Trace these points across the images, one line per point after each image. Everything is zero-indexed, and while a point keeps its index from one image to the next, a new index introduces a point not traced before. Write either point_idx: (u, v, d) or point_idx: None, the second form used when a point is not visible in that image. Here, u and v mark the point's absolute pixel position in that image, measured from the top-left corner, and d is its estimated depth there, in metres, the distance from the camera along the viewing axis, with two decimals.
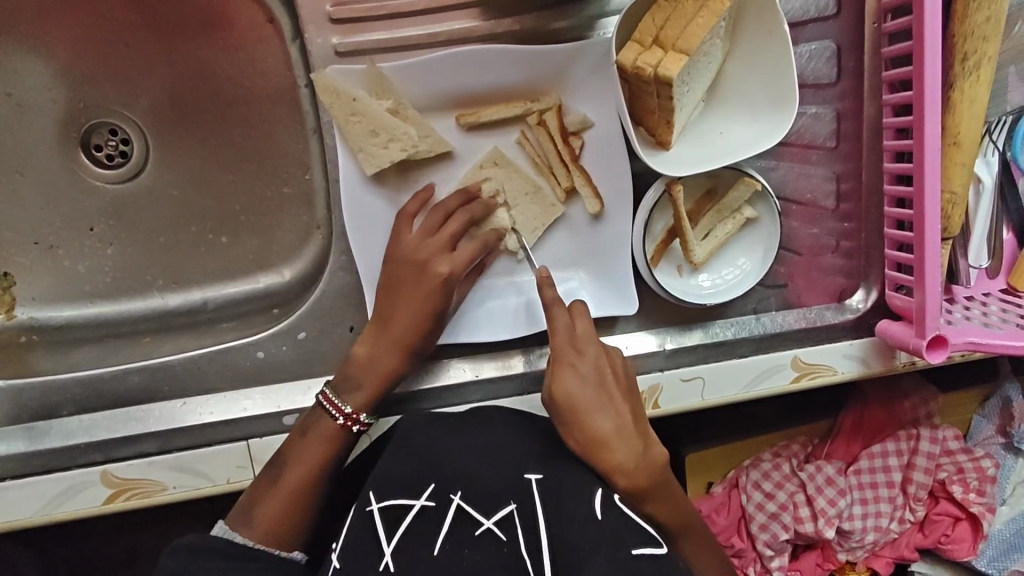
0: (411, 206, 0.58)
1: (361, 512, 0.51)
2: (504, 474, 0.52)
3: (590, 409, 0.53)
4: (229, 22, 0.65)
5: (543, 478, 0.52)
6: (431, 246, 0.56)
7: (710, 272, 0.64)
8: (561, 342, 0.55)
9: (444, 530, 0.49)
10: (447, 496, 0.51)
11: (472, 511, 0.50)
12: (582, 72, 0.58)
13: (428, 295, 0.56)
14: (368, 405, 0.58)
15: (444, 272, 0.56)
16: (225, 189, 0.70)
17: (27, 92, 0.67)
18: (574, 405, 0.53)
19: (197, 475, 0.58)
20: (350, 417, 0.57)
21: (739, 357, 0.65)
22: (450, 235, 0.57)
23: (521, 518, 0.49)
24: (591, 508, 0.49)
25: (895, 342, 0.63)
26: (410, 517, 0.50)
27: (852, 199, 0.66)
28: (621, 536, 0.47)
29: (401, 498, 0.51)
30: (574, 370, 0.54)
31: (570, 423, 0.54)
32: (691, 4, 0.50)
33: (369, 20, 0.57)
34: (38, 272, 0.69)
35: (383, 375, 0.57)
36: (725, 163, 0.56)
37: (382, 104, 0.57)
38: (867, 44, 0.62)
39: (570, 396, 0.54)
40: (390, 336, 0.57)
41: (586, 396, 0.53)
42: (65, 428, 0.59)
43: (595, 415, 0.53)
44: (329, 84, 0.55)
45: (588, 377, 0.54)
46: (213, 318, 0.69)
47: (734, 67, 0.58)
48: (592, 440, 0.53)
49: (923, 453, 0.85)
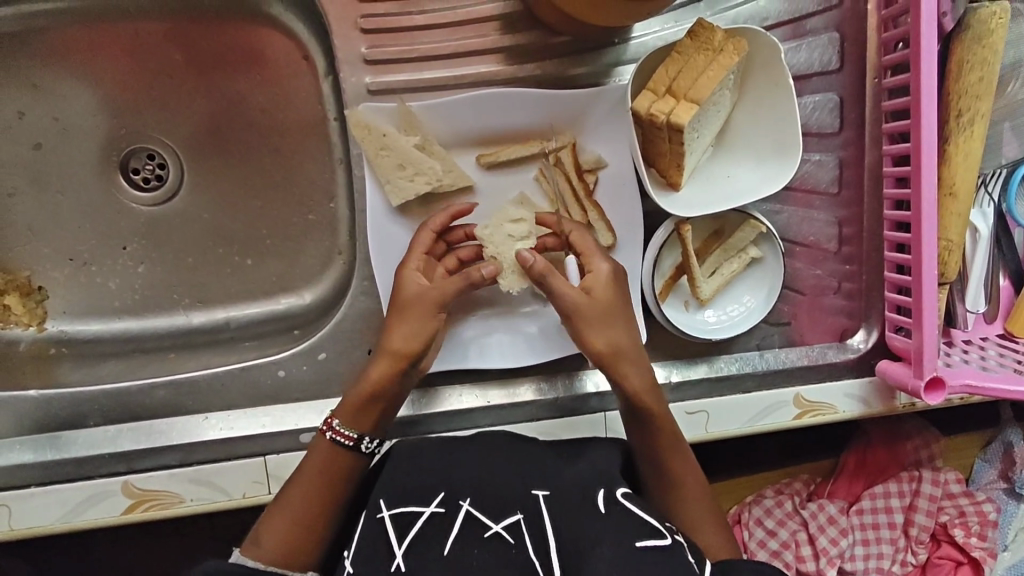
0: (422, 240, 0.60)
1: (372, 518, 0.52)
2: (514, 487, 0.52)
3: (614, 316, 0.58)
4: (267, 59, 0.71)
5: (550, 495, 0.51)
6: (410, 262, 0.59)
7: (715, 308, 0.66)
8: (591, 252, 0.59)
9: (454, 531, 0.50)
10: (456, 503, 0.52)
11: (482, 515, 0.51)
12: (598, 115, 0.62)
13: (410, 296, 0.58)
14: (344, 417, 0.57)
15: (407, 273, 0.59)
16: (253, 214, 0.73)
17: (72, 116, 0.71)
18: (601, 309, 0.57)
19: (214, 489, 0.60)
20: (327, 424, 0.57)
21: (743, 392, 0.67)
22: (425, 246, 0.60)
23: (529, 528, 0.50)
24: (594, 499, 0.51)
25: (896, 382, 0.65)
26: (420, 522, 0.51)
27: (854, 243, 0.69)
28: (625, 529, 0.48)
29: (413, 504, 0.52)
30: (607, 277, 0.58)
31: (591, 325, 0.57)
32: (702, 58, 0.54)
33: (400, 61, 0.61)
34: (70, 287, 0.72)
35: (374, 386, 0.57)
36: (732, 206, 0.59)
37: (410, 141, 0.60)
38: (868, 98, 0.66)
39: (596, 299, 0.57)
40: (388, 351, 0.57)
41: (613, 302, 0.58)
42: (91, 438, 0.61)
43: (616, 327, 0.58)
44: (362, 120, 0.59)
45: (617, 285, 0.59)
46: (235, 337, 0.72)
47: (741, 115, 0.61)
48: (609, 349, 0.57)
49: (926, 496, 0.86)
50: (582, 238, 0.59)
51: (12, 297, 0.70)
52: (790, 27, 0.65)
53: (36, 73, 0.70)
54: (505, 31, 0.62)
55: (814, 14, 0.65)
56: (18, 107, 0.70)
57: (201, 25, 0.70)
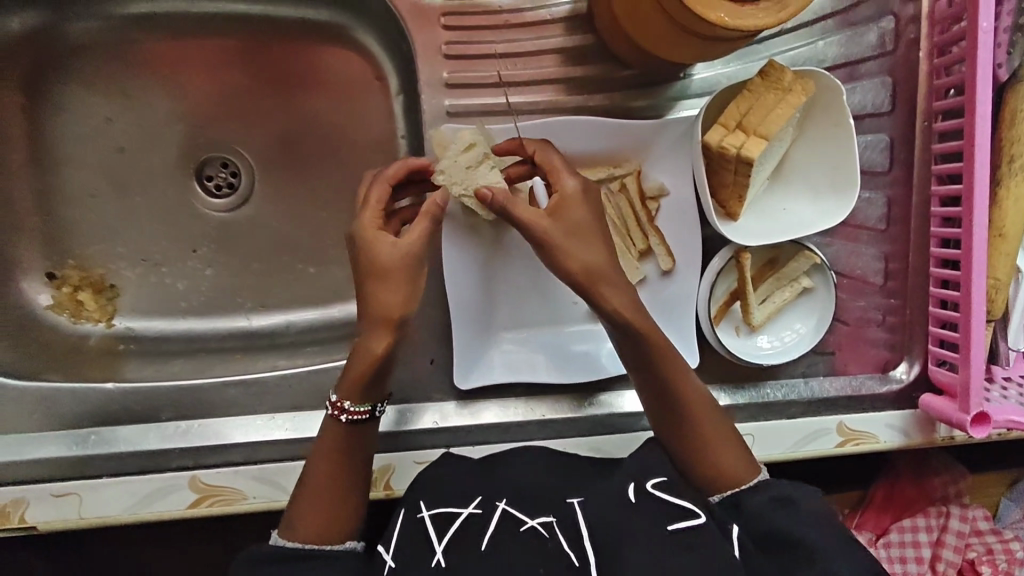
0: (376, 193, 0.57)
1: (413, 518, 0.55)
2: (550, 493, 0.55)
3: (591, 233, 0.56)
4: (343, 78, 0.74)
5: (584, 499, 0.53)
6: (369, 223, 0.56)
7: (768, 334, 0.68)
8: (558, 171, 0.58)
9: (491, 527, 0.53)
10: (493, 503, 0.55)
11: (517, 513, 0.54)
12: (663, 145, 0.65)
13: (388, 256, 0.55)
14: (350, 395, 0.56)
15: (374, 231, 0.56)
16: (316, 224, 0.76)
17: (155, 124, 0.74)
18: (578, 228, 0.55)
19: (277, 487, 0.62)
20: (335, 406, 0.57)
21: (787, 417, 0.69)
22: (378, 201, 0.57)
23: (562, 526, 0.52)
24: (625, 493, 0.52)
25: (938, 415, 0.67)
26: (458, 522, 0.54)
27: (899, 278, 0.71)
28: (658, 516, 0.50)
29: (451, 505, 0.55)
30: (578, 193, 0.56)
31: (563, 240, 0.55)
32: (772, 96, 0.57)
33: (477, 87, 0.65)
34: (140, 286, 0.75)
35: (371, 357, 0.55)
36: (785, 238, 0.62)
37: (485, 161, 0.60)
38: (918, 139, 0.69)
39: (567, 215, 0.56)
40: (371, 314, 0.55)
41: (587, 218, 0.56)
42: (162, 432, 0.63)
43: (592, 242, 0.56)
44: (444, 139, 0.62)
45: (589, 199, 0.57)
46: (295, 341, 0.74)
47: (799, 151, 0.64)
48: (585, 265, 0.55)
49: (953, 531, 0.88)
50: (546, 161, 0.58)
51: (86, 294, 0.74)
52: (845, 70, 0.69)
53: (123, 82, 0.73)
54: (576, 63, 0.65)
55: (868, 59, 0.69)
56: (106, 113, 0.73)
57: (282, 43, 0.74)
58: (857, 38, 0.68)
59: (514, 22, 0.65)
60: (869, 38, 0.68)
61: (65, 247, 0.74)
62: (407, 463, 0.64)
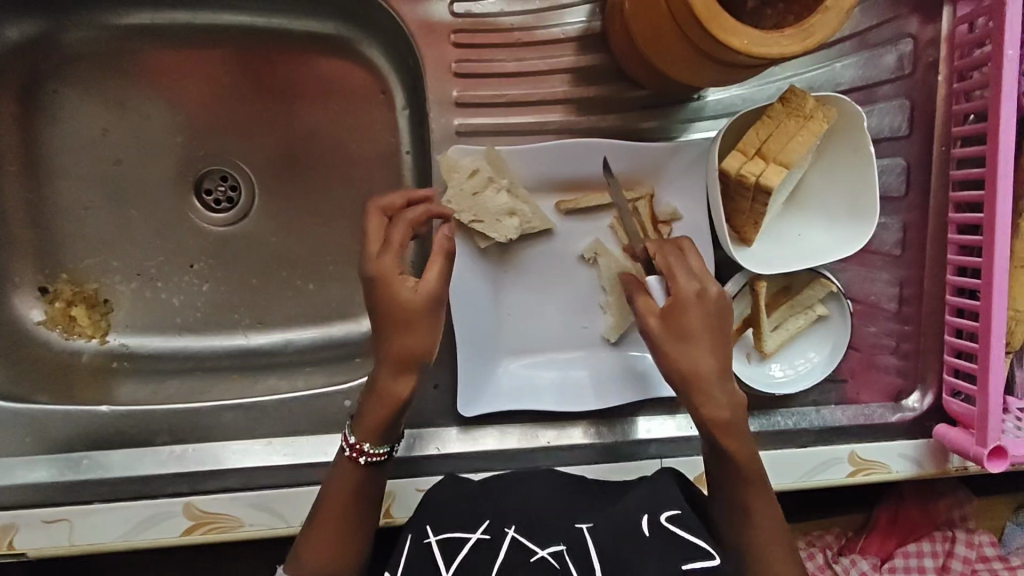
0: (398, 235, 0.54)
1: (420, 543, 0.52)
2: (559, 518, 0.53)
3: (703, 345, 0.54)
4: (348, 92, 0.72)
5: (594, 526, 0.51)
6: (390, 267, 0.53)
7: (780, 362, 0.67)
8: (679, 274, 0.55)
9: (500, 557, 0.50)
10: (502, 530, 0.52)
11: (527, 541, 0.51)
12: (676, 168, 0.63)
13: (406, 302, 0.52)
14: (370, 437, 0.55)
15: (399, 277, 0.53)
16: (318, 240, 0.74)
17: (154, 136, 0.72)
18: (686, 335, 0.54)
19: (275, 515, 0.60)
20: (356, 448, 0.55)
21: (799, 446, 0.68)
22: (401, 241, 0.54)
23: (573, 557, 0.50)
24: (638, 524, 0.51)
25: (956, 449, 0.66)
26: (466, 548, 0.51)
27: (914, 304, 0.69)
28: (672, 552, 0.49)
29: (459, 530, 0.53)
30: (698, 303, 0.54)
31: (671, 344, 0.54)
32: (793, 123, 0.55)
33: (486, 105, 0.63)
34: (135, 302, 0.73)
35: (394, 399, 0.54)
36: (801, 267, 0.61)
37: (490, 186, 0.61)
38: (935, 164, 0.67)
39: (683, 322, 0.54)
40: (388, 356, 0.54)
41: (700, 329, 0.54)
42: (156, 457, 0.61)
43: (702, 350, 0.54)
44: (451, 164, 0.60)
45: (709, 311, 0.54)
46: (295, 360, 0.73)
47: (816, 176, 0.62)
48: (690, 369, 0.54)
49: (960, 557, 0.85)
50: (666, 260, 0.56)
51: (79, 310, 0.71)
52: (862, 92, 0.67)
53: (121, 92, 0.71)
54: (588, 82, 0.63)
55: (886, 81, 0.67)
56: (103, 124, 0.71)
57: (285, 56, 0.72)
58: (875, 61, 0.67)
59: (526, 40, 0.63)
60: (887, 61, 0.67)
61: (58, 260, 0.71)
62: (408, 490, 0.62)
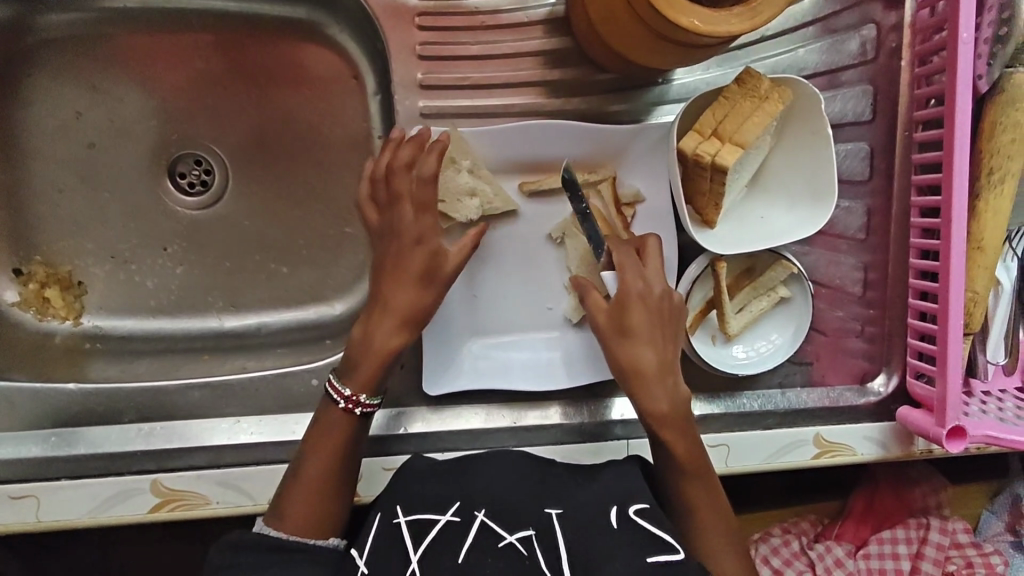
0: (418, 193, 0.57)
1: (388, 523, 0.52)
2: (530, 502, 0.53)
3: (641, 339, 0.57)
4: (320, 78, 0.73)
5: (564, 512, 0.51)
6: (409, 225, 0.57)
7: (744, 343, 0.68)
8: (629, 273, 0.57)
9: (469, 541, 0.50)
10: (471, 513, 0.52)
11: (497, 525, 0.50)
12: (639, 151, 0.64)
13: (411, 267, 0.57)
14: (366, 388, 0.57)
15: (414, 233, 0.57)
16: (291, 223, 0.74)
17: (128, 120, 0.73)
18: (627, 329, 0.57)
19: (241, 492, 0.61)
20: (351, 400, 0.56)
21: (762, 429, 0.68)
22: (422, 198, 0.57)
23: (542, 544, 0.49)
24: (607, 517, 0.51)
25: (916, 429, 0.66)
26: (435, 530, 0.51)
27: (879, 288, 0.70)
28: (638, 545, 0.49)
29: (428, 512, 0.52)
30: (641, 301, 0.57)
31: (614, 338, 0.57)
32: (748, 104, 0.57)
33: (452, 88, 0.64)
34: (109, 285, 0.73)
35: (379, 352, 0.57)
36: (760, 248, 0.61)
37: (451, 167, 0.62)
38: (899, 148, 0.68)
39: (625, 318, 0.57)
40: (385, 312, 0.57)
41: (641, 325, 0.57)
42: (124, 435, 0.62)
43: (641, 344, 0.57)
44: None
45: (650, 310, 0.57)
46: (267, 342, 0.73)
47: (777, 159, 0.63)
48: (631, 363, 0.57)
49: (933, 544, 0.84)
50: (620, 259, 0.58)
51: (53, 291, 0.72)
52: (825, 78, 0.68)
53: (96, 76, 0.72)
54: (553, 66, 0.64)
55: (849, 67, 0.68)
56: (77, 108, 0.72)
57: (258, 40, 0.73)
58: (838, 46, 0.67)
59: (492, 23, 0.64)
60: (851, 46, 0.67)
61: (32, 243, 0.72)
62: (374, 469, 0.62)
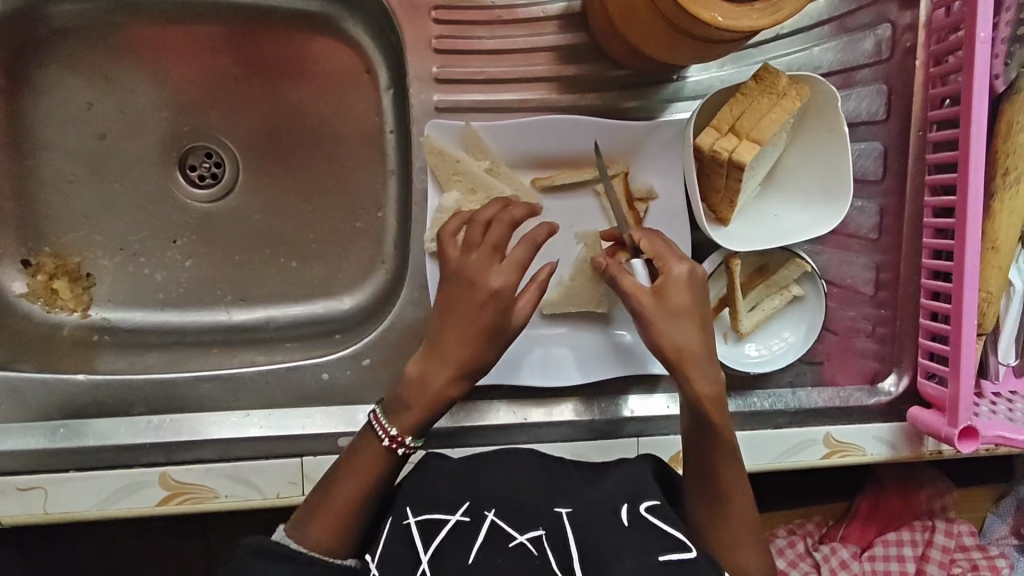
0: (493, 239, 0.55)
1: (399, 525, 0.52)
2: (538, 502, 0.52)
3: (690, 318, 0.55)
4: (332, 72, 0.73)
5: (574, 511, 0.51)
6: (483, 274, 0.54)
7: (755, 342, 0.68)
8: (669, 257, 0.57)
9: (478, 543, 0.49)
10: (481, 512, 0.51)
11: (506, 525, 0.50)
12: (655, 146, 0.64)
13: (480, 319, 0.54)
14: (411, 431, 0.55)
15: (490, 283, 0.54)
16: (302, 218, 0.74)
17: (138, 111, 0.73)
18: (678, 310, 0.55)
19: (250, 486, 0.61)
20: (395, 439, 0.54)
21: (773, 428, 0.68)
22: (496, 245, 0.55)
23: (551, 541, 0.49)
24: (617, 513, 0.51)
25: (927, 429, 0.66)
26: (445, 531, 0.51)
27: (890, 288, 0.70)
28: (650, 543, 0.48)
29: (438, 512, 0.52)
30: (686, 280, 0.56)
31: (667, 322, 0.55)
32: (766, 100, 0.57)
33: (467, 83, 0.64)
34: (117, 276, 0.73)
35: (433, 398, 0.54)
36: (775, 245, 0.61)
37: (474, 193, 0.63)
38: (912, 149, 0.68)
39: (674, 298, 0.55)
40: (442, 359, 0.54)
41: (688, 304, 0.56)
42: (133, 426, 0.62)
43: (693, 326, 0.55)
44: (435, 146, 0.62)
45: (695, 288, 0.56)
46: (275, 336, 0.73)
47: (792, 157, 0.63)
48: (683, 347, 0.55)
49: (939, 546, 0.83)
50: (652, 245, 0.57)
51: (61, 282, 0.72)
52: (840, 76, 0.67)
53: (108, 67, 0.72)
54: (569, 61, 0.64)
55: (864, 66, 0.68)
56: (87, 98, 0.72)
57: (272, 33, 0.72)
58: (853, 45, 0.67)
59: (507, 18, 0.64)
60: (865, 46, 0.67)
61: (41, 234, 0.72)
62: None
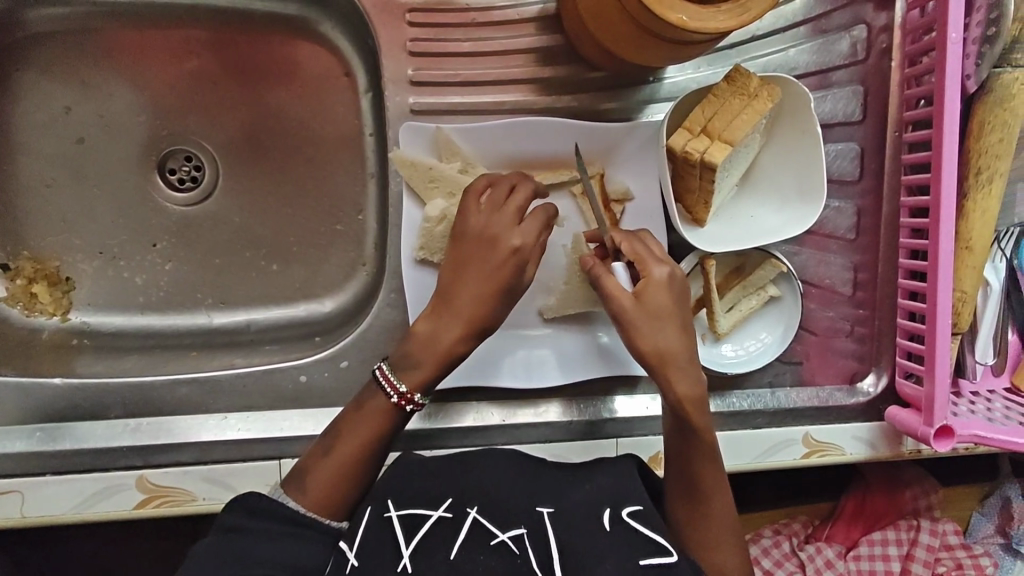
0: (518, 200, 0.57)
1: (380, 517, 0.51)
2: (520, 501, 0.52)
3: (667, 320, 0.56)
4: (310, 75, 0.73)
5: (555, 512, 0.51)
6: (506, 234, 0.56)
7: (733, 342, 0.68)
8: (647, 259, 0.57)
9: (460, 538, 0.49)
10: (463, 509, 0.51)
11: (488, 523, 0.50)
12: (630, 148, 0.64)
13: (499, 276, 0.56)
14: (421, 388, 0.56)
15: (514, 244, 0.56)
16: (282, 219, 0.74)
17: (117, 115, 0.73)
18: (654, 312, 0.55)
19: (228, 489, 0.61)
20: (404, 396, 0.56)
21: (752, 427, 0.68)
22: (517, 208, 0.57)
23: (532, 540, 0.49)
24: (599, 517, 0.51)
25: (905, 428, 0.66)
26: (427, 525, 0.50)
27: (869, 288, 0.70)
28: (631, 547, 0.48)
29: (421, 507, 0.52)
30: (662, 281, 0.56)
31: (645, 324, 0.55)
32: (738, 101, 0.57)
33: (442, 85, 0.64)
34: (96, 280, 0.73)
35: (434, 358, 0.56)
36: (750, 245, 0.62)
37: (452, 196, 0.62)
38: (888, 149, 0.68)
39: (652, 299, 0.55)
40: (450, 315, 0.56)
41: (666, 304, 0.56)
42: (110, 430, 0.62)
43: (671, 326, 0.56)
44: (406, 158, 0.62)
45: (673, 287, 0.56)
46: (256, 339, 0.73)
47: (768, 158, 0.64)
48: (661, 349, 0.55)
49: (924, 545, 0.83)
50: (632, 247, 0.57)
51: (41, 286, 0.72)
52: (816, 77, 0.68)
53: (86, 70, 0.72)
54: (544, 63, 0.64)
55: (839, 67, 0.68)
56: (65, 102, 0.72)
57: (251, 35, 0.73)
58: (828, 46, 0.68)
59: (482, 20, 0.64)
60: (841, 47, 0.68)
61: (20, 238, 0.72)
62: None
